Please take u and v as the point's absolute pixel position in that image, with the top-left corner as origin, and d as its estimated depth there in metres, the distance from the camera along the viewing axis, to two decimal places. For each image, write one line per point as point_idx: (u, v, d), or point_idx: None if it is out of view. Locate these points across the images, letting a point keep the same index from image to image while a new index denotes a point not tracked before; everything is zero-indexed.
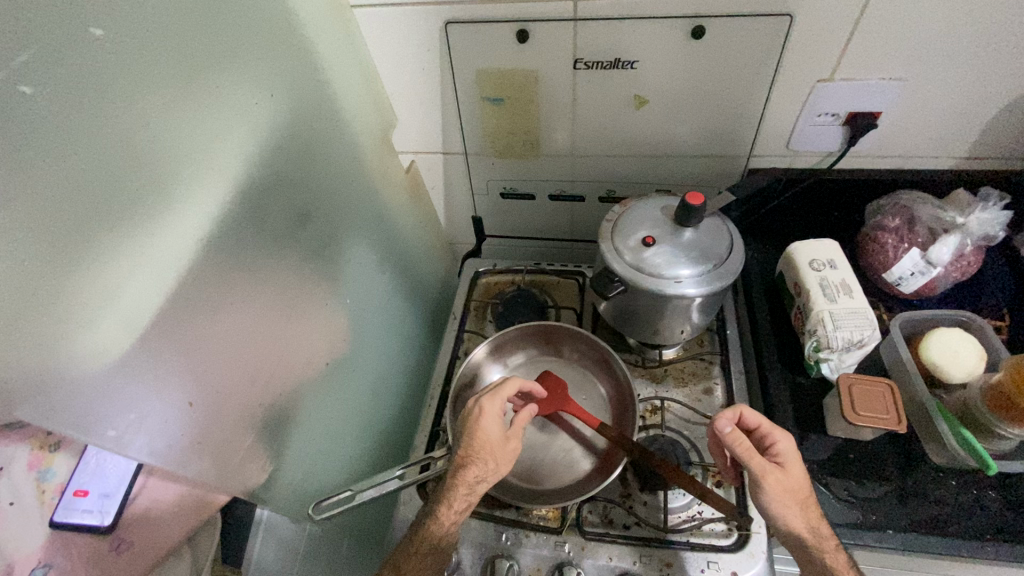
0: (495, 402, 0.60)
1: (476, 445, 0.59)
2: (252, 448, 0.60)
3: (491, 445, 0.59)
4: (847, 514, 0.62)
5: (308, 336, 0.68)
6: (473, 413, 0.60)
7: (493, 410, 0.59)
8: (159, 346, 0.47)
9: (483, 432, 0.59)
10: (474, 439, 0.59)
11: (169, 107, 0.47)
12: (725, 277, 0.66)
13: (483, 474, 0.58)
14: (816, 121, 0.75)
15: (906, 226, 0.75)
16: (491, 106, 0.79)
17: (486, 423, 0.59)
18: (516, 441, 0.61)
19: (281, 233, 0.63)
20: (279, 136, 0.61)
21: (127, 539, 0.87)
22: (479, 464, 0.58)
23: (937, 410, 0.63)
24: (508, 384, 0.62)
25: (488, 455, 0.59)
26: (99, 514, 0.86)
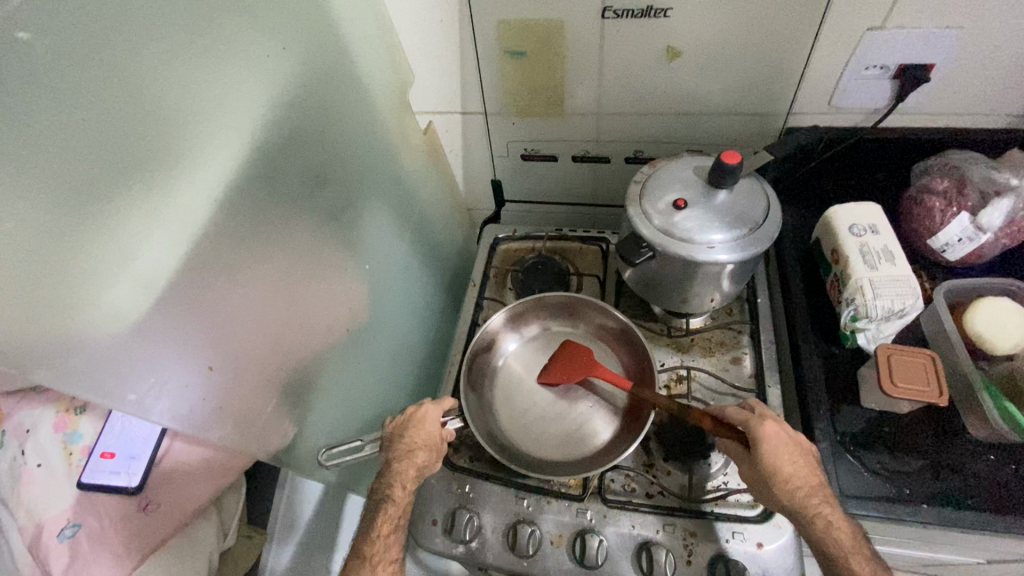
0: (443, 402, 0.63)
1: (419, 436, 0.60)
2: (274, 413, 0.60)
3: (435, 437, 0.61)
4: (879, 488, 0.60)
5: (327, 301, 0.66)
6: (416, 413, 0.62)
7: (435, 409, 0.62)
8: (177, 310, 0.46)
9: (428, 424, 0.61)
10: (420, 430, 0.61)
11: (176, 58, 0.45)
12: (761, 242, 0.63)
13: (427, 461, 0.60)
14: (862, 74, 0.70)
15: (954, 188, 0.70)
16: (513, 61, 0.75)
17: (431, 418, 0.62)
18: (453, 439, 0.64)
19: (298, 194, 0.61)
20: (294, 92, 0.59)
21: (155, 501, 0.87)
22: (426, 452, 0.60)
23: (982, 384, 0.60)
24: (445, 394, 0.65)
25: (432, 447, 0.61)
26: (126, 475, 0.87)
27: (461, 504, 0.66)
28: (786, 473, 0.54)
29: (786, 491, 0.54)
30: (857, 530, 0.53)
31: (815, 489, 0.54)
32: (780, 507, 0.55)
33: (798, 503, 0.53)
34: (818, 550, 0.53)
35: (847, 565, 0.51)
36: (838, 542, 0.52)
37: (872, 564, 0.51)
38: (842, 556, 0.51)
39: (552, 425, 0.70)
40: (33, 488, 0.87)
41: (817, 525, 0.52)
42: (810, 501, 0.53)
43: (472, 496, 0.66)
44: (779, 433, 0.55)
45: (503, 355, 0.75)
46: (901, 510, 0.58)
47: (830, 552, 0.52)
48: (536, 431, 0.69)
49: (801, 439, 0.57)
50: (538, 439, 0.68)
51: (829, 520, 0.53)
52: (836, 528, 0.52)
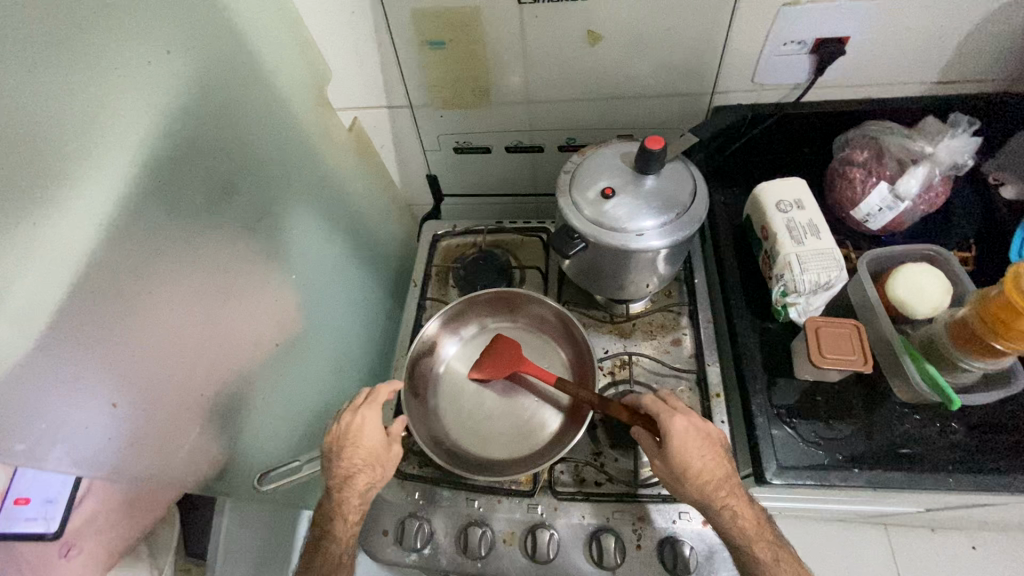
0: (375, 407, 0.60)
1: (358, 454, 0.58)
2: (202, 440, 0.57)
3: (377, 450, 0.59)
4: (814, 456, 0.62)
5: (251, 316, 0.63)
6: (352, 427, 0.59)
7: (372, 419, 0.59)
8: (66, 346, 0.43)
9: (366, 440, 0.59)
10: (357, 449, 0.58)
11: (35, 71, 0.40)
12: (688, 226, 0.63)
13: (372, 480, 0.59)
14: (781, 50, 0.70)
15: (874, 158, 0.72)
16: (433, 51, 0.72)
17: (368, 430, 0.59)
18: (399, 445, 0.61)
19: (205, 207, 0.57)
20: (189, 99, 0.55)
21: (78, 544, 0.79)
22: (367, 472, 0.58)
23: (904, 349, 0.63)
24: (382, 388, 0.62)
25: (375, 461, 0.59)
26: (45, 521, 0.79)
27: (412, 512, 0.65)
28: (695, 468, 0.55)
29: (697, 486, 0.55)
30: (761, 516, 0.56)
31: (724, 482, 0.55)
32: (690, 500, 0.56)
33: (707, 497, 0.55)
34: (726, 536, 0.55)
35: (750, 552, 0.53)
36: (743, 531, 0.54)
37: (772, 547, 0.54)
38: (746, 545, 0.54)
39: (495, 423, 0.69)
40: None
41: (724, 516, 0.54)
42: (718, 495, 0.54)
43: (423, 503, 0.65)
44: (690, 429, 0.56)
45: (442, 360, 0.73)
46: (833, 476, 0.61)
47: (734, 540, 0.54)
48: (479, 430, 0.68)
49: (711, 431, 0.57)
50: (479, 438, 0.68)
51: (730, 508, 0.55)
52: (740, 517, 0.54)
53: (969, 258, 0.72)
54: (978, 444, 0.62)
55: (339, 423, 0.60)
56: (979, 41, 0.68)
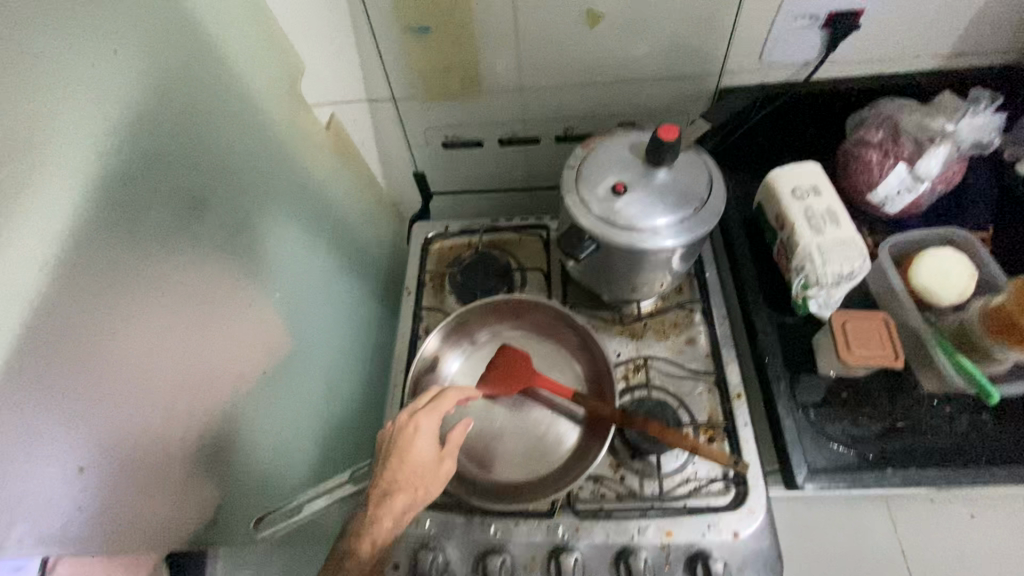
0: (434, 418, 0.56)
1: (404, 469, 0.52)
2: (188, 487, 0.51)
3: (422, 467, 0.53)
4: (843, 457, 0.59)
5: (233, 343, 0.57)
6: (405, 434, 0.54)
7: (428, 429, 0.55)
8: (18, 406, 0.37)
9: (414, 453, 0.53)
10: (403, 463, 0.53)
11: None
12: (707, 222, 0.59)
13: (409, 503, 0.52)
14: (793, 25, 0.66)
15: (890, 139, 0.68)
16: (417, 38, 0.66)
17: (419, 442, 0.54)
18: (452, 463, 0.55)
19: (171, 226, 0.50)
20: (146, 105, 0.48)
21: None
22: (407, 491, 0.52)
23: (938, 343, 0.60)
24: (446, 397, 0.57)
25: (418, 479, 0.53)
26: None
27: (422, 543, 0.61)
28: None
29: None
30: None
31: None
32: None
33: None
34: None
35: None
36: None
37: None
38: None
39: (506, 443, 0.65)
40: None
41: None
42: None
43: (435, 532, 0.61)
44: None
45: (447, 377, 0.68)
46: (867, 478, 0.58)
47: None
48: (489, 451, 0.64)
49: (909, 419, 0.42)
50: (489, 458, 0.64)
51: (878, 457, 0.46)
52: None
53: (988, 240, 0.69)
54: (1009, 435, 0.59)
55: (394, 429, 0.56)
56: (995, 11, 0.65)
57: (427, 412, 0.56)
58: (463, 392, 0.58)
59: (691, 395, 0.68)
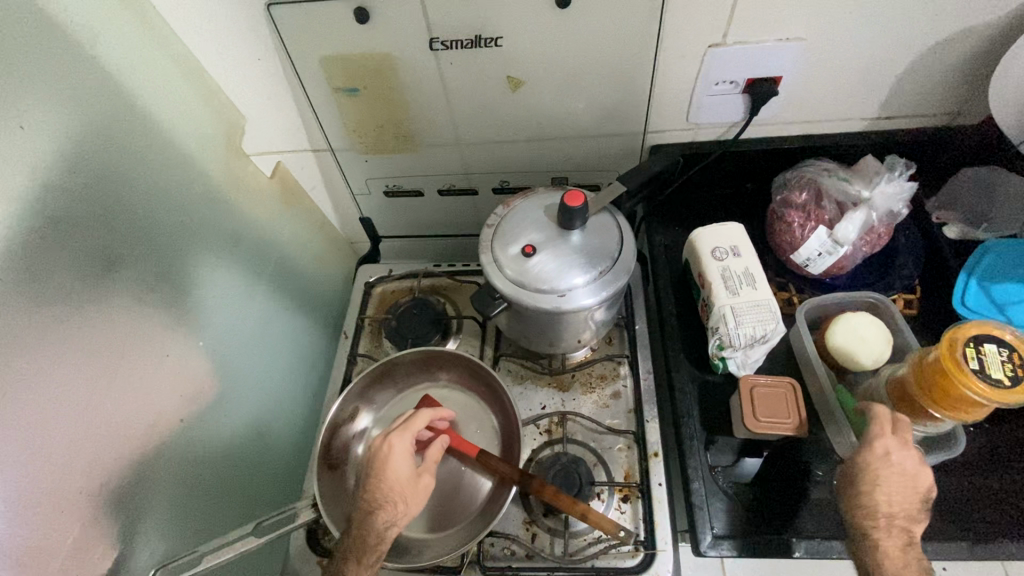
0: (406, 436, 0.57)
1: (385, 486, 0.54)
2: (91, 539, 0.52)
3: (401, 484, 0.54)
4: (750, 523, 0.59)
5: (151, 392, 0.59)
6: (381, 453, 0.56)
7: (403, 446, 0.56)
8: None
9: (393, 470, 0.54)
10: (382, 481, 0.54)
11: None
12: (616, 282, 0.60)
13: (392, 518, 0.52)
14: (713, 90, 0.67)
15: (813, 201, 0.69)
16: (348, 97, 0.68)
17: (396, 459, 0.55)
18: (430, 477, 0.57)
19: (83, 284, 0.53)
20: (55, 172, 0.50)
21: None
22: (391, 505, 0.53)
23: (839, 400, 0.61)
24: (417, 417, 0.59)
25: (397, 495, 0.54)
26: None
27: None
28: (879, 492, 0.49)
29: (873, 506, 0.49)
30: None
31: (896, 513, 0.49)
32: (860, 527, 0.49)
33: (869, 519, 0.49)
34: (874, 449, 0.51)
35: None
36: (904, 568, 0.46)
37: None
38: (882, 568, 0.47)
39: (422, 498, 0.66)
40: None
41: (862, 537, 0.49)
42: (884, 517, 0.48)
43: None
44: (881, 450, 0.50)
45: (361, 435, 0.69)
46: (771, 547, 0.58)
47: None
48: None
49: (902, 453, 0.50)
50: None
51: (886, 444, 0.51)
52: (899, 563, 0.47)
53: (914, 301, 0.69)
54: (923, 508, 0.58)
55: (371, 451, 0.57)
56: (913, 79, 0.66)
57: (401, 429, 0.57)
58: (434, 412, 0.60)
59: (610, 451, 0.68)
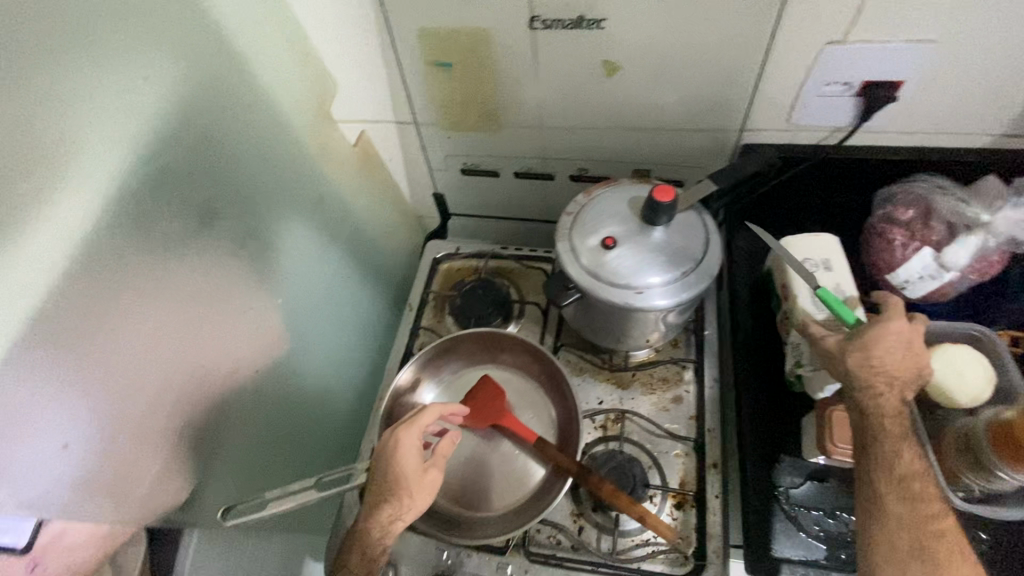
0: (412, 433, 0.55)
1: (388, 482, 0.54)
2: (168, 471, 0.56)
3: (405, 480, 0.54)
4: (812, 551, 0.56)
5: (231, 342, 0.62)
6: (387, 448, 0.55)
7: (406, 444, 0.55)
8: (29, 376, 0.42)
9: (397, 467, 0.54)
10: (386, 476, 0.54)
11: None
12: (697, 286, 0.58)
13: (396, 512, 0.54)
14: (823, 91, 0.63)
15: (920, 219, 0.64)
16: (441, 71, 0.68)
17: (401, 455, 0.54)
18: (436, 472, 0.56)
19: (183, 234, 0.55)
20: (168, 125, 0.53)
21: None
22: (394, 502, 0.54)
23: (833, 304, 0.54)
24: (426, 412, 0.57)
25: (401, 490, 0.54)
26: None
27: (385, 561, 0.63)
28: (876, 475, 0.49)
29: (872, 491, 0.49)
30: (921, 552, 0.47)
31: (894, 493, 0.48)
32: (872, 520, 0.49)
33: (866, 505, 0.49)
34: (840, 363, 0.50)
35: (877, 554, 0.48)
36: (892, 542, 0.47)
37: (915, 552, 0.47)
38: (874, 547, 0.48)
39: (473, 476, 0.67)
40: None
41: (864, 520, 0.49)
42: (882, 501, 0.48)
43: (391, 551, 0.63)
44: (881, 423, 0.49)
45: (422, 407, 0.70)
46: None
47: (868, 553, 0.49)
48: (455, 480, 0.66)
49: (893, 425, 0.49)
50: (450, 486, 0.66)
51: (891, 372, 0.49)
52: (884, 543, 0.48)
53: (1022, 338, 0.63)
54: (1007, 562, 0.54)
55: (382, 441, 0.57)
56: None
57: (408, 423, 0.56)
58: (444, 408, 0.58)
59: (667, 456, 0.67)
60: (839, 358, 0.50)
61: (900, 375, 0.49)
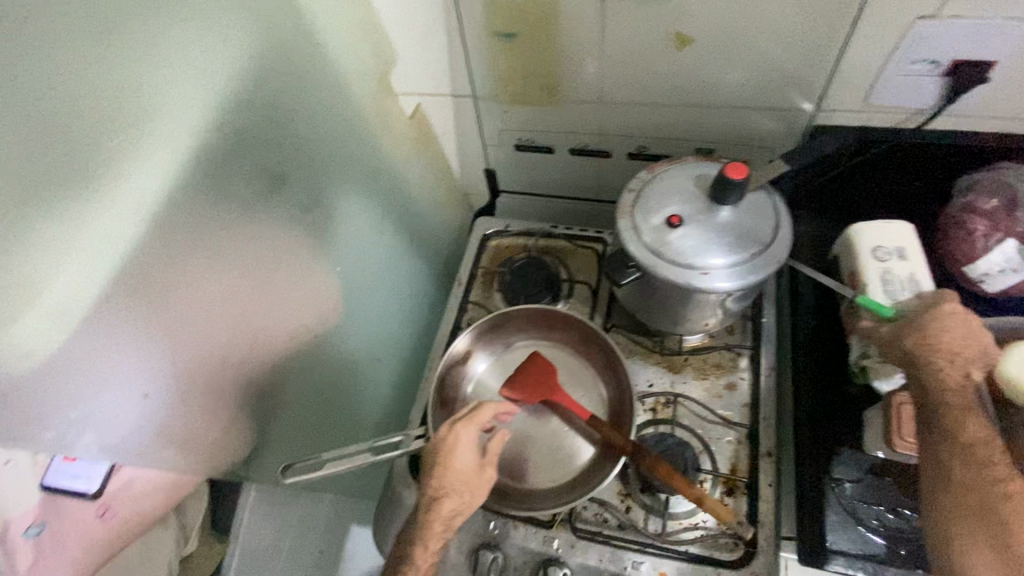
0: (472, 428, 0.54)
1: (447, 478, 0.52)
2: (231, 427, 0.58)
3: (466, 476, 0.52)
4: (869, 545, 0.54)
5: (291, 306, 0.63)
6: (444, 442, 0.53)
7: (468, 439, 0.53)
8: (114, 325, 0.44)
9: (457, 463, 0.52)
10: (445, 472, 0.52)
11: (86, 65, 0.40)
12: (764, 269, 0.56)
13: (457, 508, 0.52)
14: (908, 70, 0.59)
15: (1003, 210, 0.62)
16: (504, 42, 0.67)
17: (460, 451, 0.53)
18: (494, 468, 0.54)
19: (251, 197, 0.56)
20: (241, 87, 0.54)
21: (115, 507, 0.87)
22: (455, 498, 0.52)
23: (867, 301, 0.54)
24: (484, 408, 0.55)
25: (462, 487, 0.52)
26: (86, 481, 0.86)
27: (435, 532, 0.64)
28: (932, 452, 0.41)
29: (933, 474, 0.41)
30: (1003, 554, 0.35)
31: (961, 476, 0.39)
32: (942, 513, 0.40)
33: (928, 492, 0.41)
34: (898, 345, 0.45)
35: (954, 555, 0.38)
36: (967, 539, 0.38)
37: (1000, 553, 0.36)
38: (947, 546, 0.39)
39: (520, 450, 0.67)
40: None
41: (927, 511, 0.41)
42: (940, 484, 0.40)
43: None
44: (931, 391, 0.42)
45: (471, 377, 0.71)
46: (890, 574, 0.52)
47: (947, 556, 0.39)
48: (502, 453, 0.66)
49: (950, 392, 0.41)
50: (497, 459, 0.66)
51: (948, 347, 0.42)
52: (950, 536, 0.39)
53: None
54: None
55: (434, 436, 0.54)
56: None
57: (466, 418, 0.55)
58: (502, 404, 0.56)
59: (718, 442, 0.66)
60: (897, 340, 0.45)
61: (962, 352, 0.41)
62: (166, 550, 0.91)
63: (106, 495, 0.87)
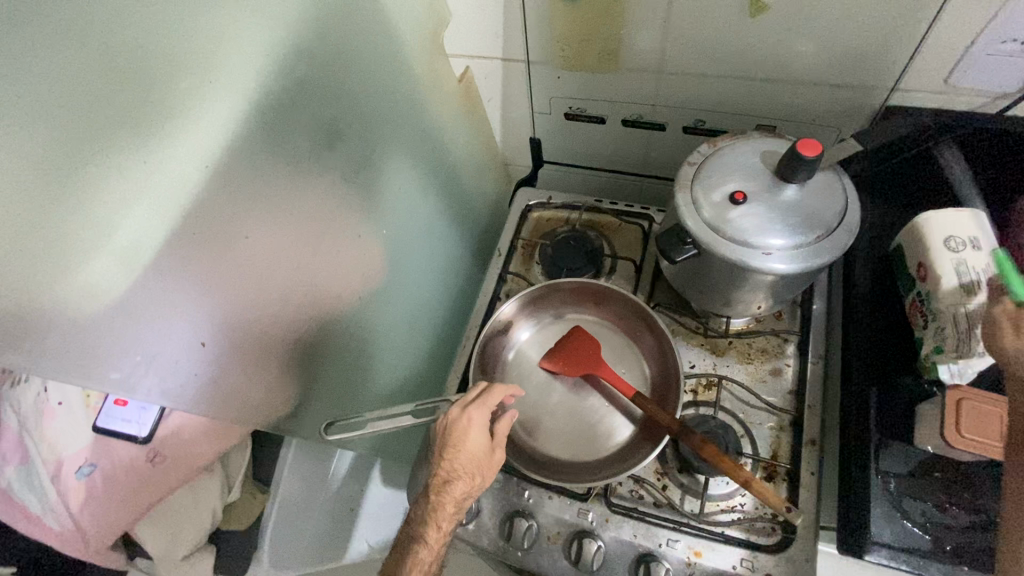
0: (483, 412, 0.55)
1: (459, 460, 0.54)
2: (276, 382, 0.58)
3: (477, 458, 0.54)
4: (916, 539, 0.52)
5: (337, 266, 0.63)
6: (455, 426, 0.55)
7: (479, 420, 0.55)
8: (175, 272, 0.44)
9: (468, 444, 0.54)
10: (456, 454, 0.54)
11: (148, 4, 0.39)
12: (829, 252, 0.53)
13: (469, 490, 0.54)
14: (996, 49, 0.56)
15: None
16: (564, 4, 0.63)
17: (472, 433, 0.54)
18: (503, 451, 0.56)
19: (306, 153, 0.56)
20: (300, 37, 0.52)
21: (162, 453, 0.90)
22: (466, 481, 0.54)
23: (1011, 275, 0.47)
24: (492, 391, 0.57)
25: (474, 469, 0.54)
26: (136, 425, 0.90)
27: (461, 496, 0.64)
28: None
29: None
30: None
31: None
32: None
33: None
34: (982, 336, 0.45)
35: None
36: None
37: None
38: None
39: (559, 423, 0.66)
40: (54, 425, 0.90)
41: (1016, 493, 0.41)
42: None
43: None
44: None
45: (513, 346, 0.71)
46: (937, 568, 0.50)
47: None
48: (541, 425, 0.66)
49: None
50: (536, 429, 0.66)
51: None
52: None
53: None
54: None
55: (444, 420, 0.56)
56: None
57: (476, 401, 0.56)
58: (508, 387, 0.58)
59: (759, 426, 0.65)
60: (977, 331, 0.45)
61: None
62: (211, 499, 0.92)
63: (156, 440, 0.90)
